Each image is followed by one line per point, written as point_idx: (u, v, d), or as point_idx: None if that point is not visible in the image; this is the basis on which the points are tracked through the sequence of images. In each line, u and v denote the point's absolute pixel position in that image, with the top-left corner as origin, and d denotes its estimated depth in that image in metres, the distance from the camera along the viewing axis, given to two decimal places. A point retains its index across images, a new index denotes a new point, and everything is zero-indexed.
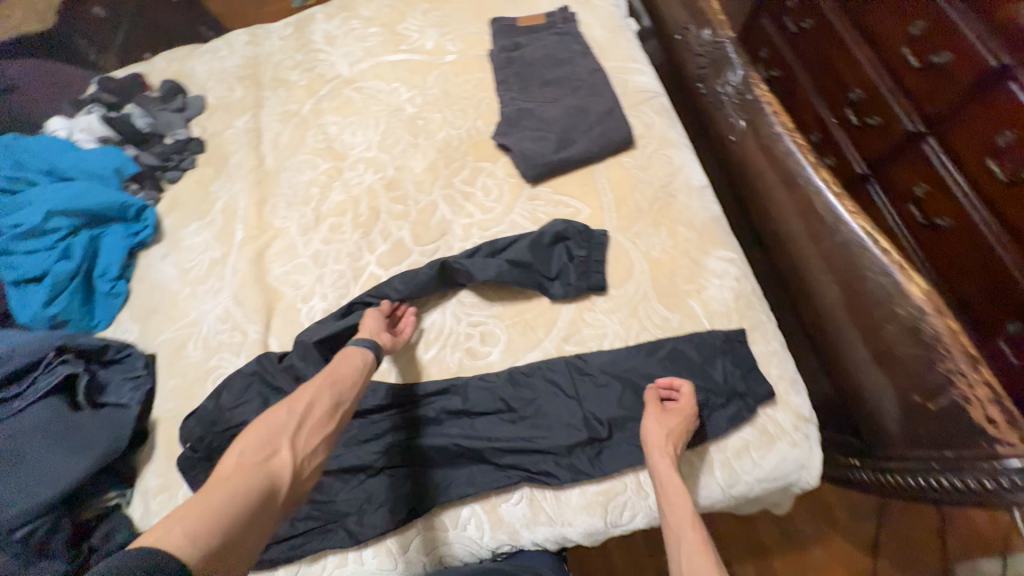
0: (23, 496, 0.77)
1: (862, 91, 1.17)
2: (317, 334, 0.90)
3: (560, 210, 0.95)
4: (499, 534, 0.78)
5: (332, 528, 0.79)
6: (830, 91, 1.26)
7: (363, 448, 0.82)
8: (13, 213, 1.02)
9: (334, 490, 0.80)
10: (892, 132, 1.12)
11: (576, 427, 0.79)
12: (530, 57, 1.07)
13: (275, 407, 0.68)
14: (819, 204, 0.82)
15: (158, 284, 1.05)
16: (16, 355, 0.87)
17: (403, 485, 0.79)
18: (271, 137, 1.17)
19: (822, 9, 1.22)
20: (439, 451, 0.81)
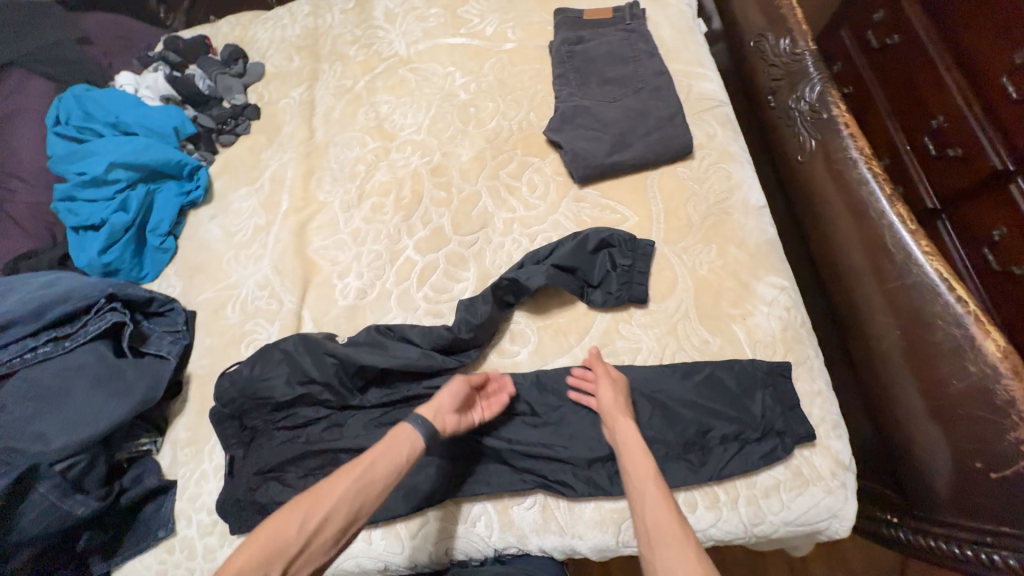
0: (64, 432, 0.80)
1: (947, 119, 0.97)
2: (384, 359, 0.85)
3: (606, 215, 0.93)
4: (508, 535, 0.79)
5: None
6: (908, 113, 1.06)
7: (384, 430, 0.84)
8: (79, 162, 1.06)
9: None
10: (975, 169, 0.93)
11: (599, 441, 0.78)
12: (593, 52, 1.02)
13: (293, 505, 0.62)
14: (890, 240, 0.76)
15: (204, 244, 1.08)
16: (70, 297, 0.90)
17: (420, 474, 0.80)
18: (324, 111, 1.18)
19: (913, 22, 1.02)
20: (459, 446, 0.82)
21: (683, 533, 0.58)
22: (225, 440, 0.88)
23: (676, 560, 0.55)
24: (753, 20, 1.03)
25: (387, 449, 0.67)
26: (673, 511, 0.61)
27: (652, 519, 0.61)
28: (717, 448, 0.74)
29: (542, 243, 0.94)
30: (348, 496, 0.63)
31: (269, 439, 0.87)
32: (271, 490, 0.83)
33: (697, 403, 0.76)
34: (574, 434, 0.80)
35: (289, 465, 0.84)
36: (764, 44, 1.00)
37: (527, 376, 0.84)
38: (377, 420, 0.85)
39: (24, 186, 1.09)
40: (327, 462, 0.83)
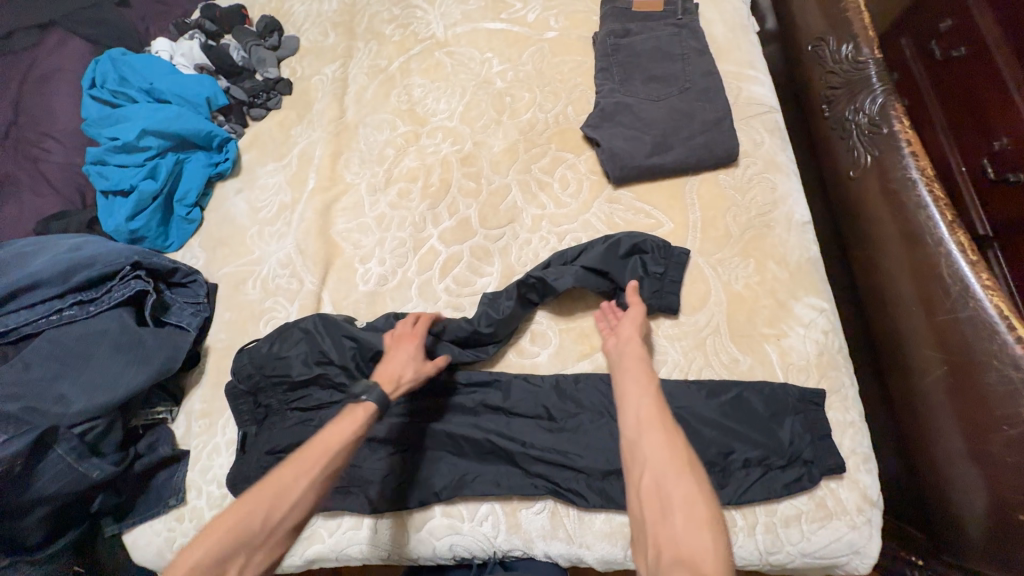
0: (83, 396, 0.81)
1: (1013, 139, 0.80)
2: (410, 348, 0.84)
3: (639, 219, 0.89)
4: (514, 538, 0.78)
5: (353, 491, 0.82)
6: (963, 125, 0.88)
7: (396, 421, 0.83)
8: (111, 126, 1.06)
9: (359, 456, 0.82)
10: None
11: (615, 453, 0.76)
12: (639, 47, 0.97)
13: (253, 498, 0.60)
14: (946, 269, 0.71)
15: (229, 217, 1.08)
16: (97, 261, 0.90)
17: (430, 468, 0.81)
18: (356, 90, 1.16)
19: (983, 31, 0.85)
20: (470, 443, 0.81)
21: (671, 426, 0.61)
22: (239, 416, 0.88)
23: (664, 446, 0.59)
24: (813, 22, 0.97)
25: (344, 439, 0.67)
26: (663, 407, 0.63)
27: (646, 411, 0.63)
28: (738, 472, 0.72)
29: (570, 243, 0.91)
30: (308, 488, 0.63)
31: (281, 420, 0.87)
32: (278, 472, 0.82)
33: (723, 424, 0.73)
34: (590, 443, 0.78)
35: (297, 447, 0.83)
36: (823, 49, 0.94)
37: (546, 379, 0.83)
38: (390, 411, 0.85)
39: (59, 147, 1.10)
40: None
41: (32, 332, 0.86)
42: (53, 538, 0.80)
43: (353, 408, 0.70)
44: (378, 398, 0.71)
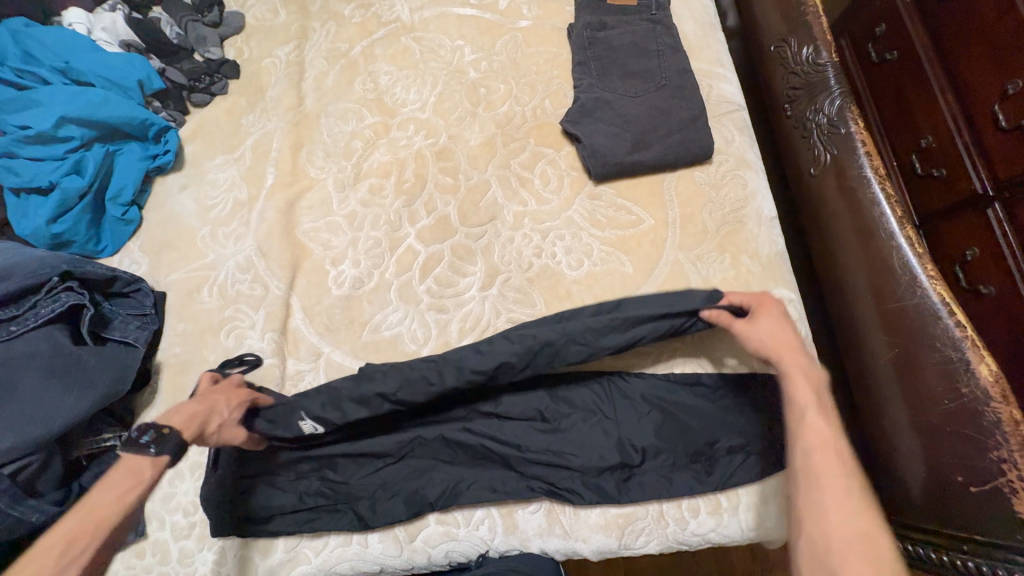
0: (12, 431, 0.70)
1: (937, 138, 0.89)
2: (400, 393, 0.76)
3: (621, 215, 0.91)
4: (511, 538, 0.79)
5: (343, 507, 0.80)
6: (894, 126, 0.97)
7: (386, 432, 0.82)
8: (19, 112, 0.90)
9: (349, 471, 0.81)
10: (956, 189, 0.86)
11: (609, 450, 0.79)
12: (616, 42, 0.97)
13: None
14: (895, 261, 0.79)
15: (174, 216, 0.97)
16: (13, 275, 0.77)
17: (421, 479, 0.81)
18: (315, 76, 1.06)
19: (913, 37, 0.92)
20: (464, 450, 0.81)
21: (846, 470, 0.61)
22: None
23: (851, 510, 0.58)
24: (775, 25, 1.00)
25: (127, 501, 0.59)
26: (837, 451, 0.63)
27: (820, 458, 0.62)
28: (722, 458, 0.79)
29: (554, 240, 0.91)
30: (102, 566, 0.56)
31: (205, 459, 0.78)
32: (258, 494, 0.80)
33: (710, 420, 0.79)
34: (584, 441, 0.80)
35: (281, 466, 0.81)
36: (785, 51, 0.98)
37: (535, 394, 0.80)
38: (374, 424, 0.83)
39: None
40: (321, 465, 0.81)
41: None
42: None
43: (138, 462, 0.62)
44: (173, 447, 0.64)
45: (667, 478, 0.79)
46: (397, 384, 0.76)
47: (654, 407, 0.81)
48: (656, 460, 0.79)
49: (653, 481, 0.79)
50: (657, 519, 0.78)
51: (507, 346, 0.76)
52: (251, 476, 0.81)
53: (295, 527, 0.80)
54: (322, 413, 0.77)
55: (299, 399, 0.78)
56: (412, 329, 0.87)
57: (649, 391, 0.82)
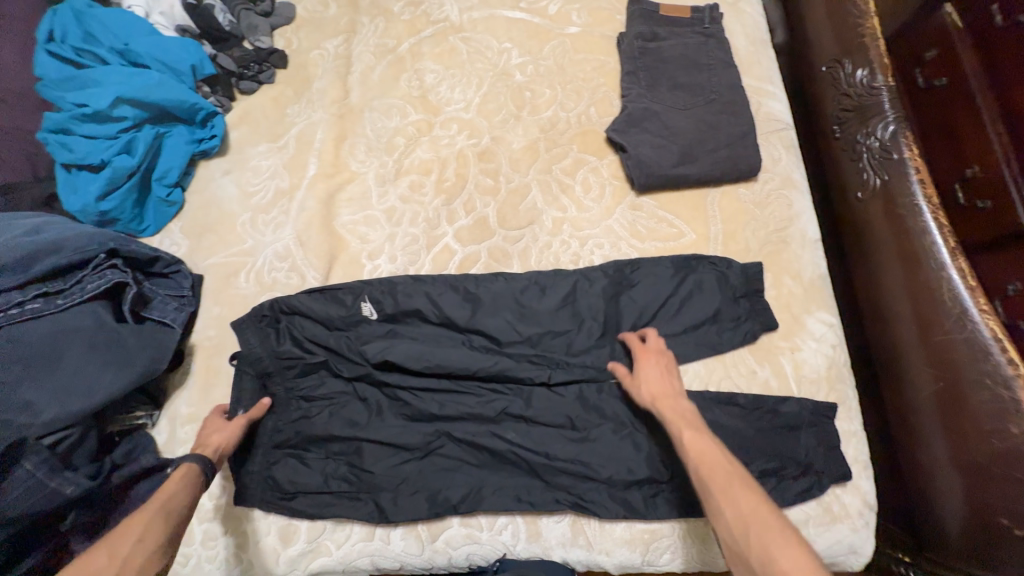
0: (55, 403, 0.71)
1: (985, 170, 0.81)
2: (445, 302, 0.87)
3: (662, 228, 0.90)
4: (533, 546, 0.78)
5: (366, 499, 0.80)
6: (938, 150, 0.89)
7: (416, 425, 0.83)
8: (77, 90, 0.91)
9: (374, 461, 0.81)
10: (1003, 221, 0.78)
11: (638, 463, 0.79)
12: (667, 53, 0.96)
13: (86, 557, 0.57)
14: (944, 293, 0.77)
15: (215, 201, 0.98)
16: (64, 248, 0.78)
17: (445, 479, 0.81)
18: (361, 70, 1.07)
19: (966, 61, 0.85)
20: (490, 453, 0.81)
21: (730, 464, 0.63)
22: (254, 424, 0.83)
23: (739, 498, 0.59)
24: (827, 46, 0.99)
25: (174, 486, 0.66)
26: (718, 453, 0.65)
27: (704, 465, 0.64)
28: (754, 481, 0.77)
29: (592, 249, 0.90)
30: (149, 556, 0.59)
31: (241, 337, 0.84)
32: (285, 472, 0.81)
33: (745, 442, 0.78)
34: (613, 454, 0.80)
35: (311, 447, 0.83)
36: (838, 72, 0.96)
37: (576, 315, 0.86)
38: (405, 415, 0.84)
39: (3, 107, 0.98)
40: (349, 451, 0.82)
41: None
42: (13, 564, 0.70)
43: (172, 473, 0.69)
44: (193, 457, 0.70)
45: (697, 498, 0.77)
46: (445, 288, 0.88)
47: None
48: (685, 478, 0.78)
49: (682, 499, 0.78)
50: (683, 538, 0.77)
51: (533, 274, 0.89)
52: (282, 454, 0.83)
53: (316, 513, 0.80)
54: (380, 299, 0.87)
55: (363, 285, 0.88)
56: (446, 329, 0.87)
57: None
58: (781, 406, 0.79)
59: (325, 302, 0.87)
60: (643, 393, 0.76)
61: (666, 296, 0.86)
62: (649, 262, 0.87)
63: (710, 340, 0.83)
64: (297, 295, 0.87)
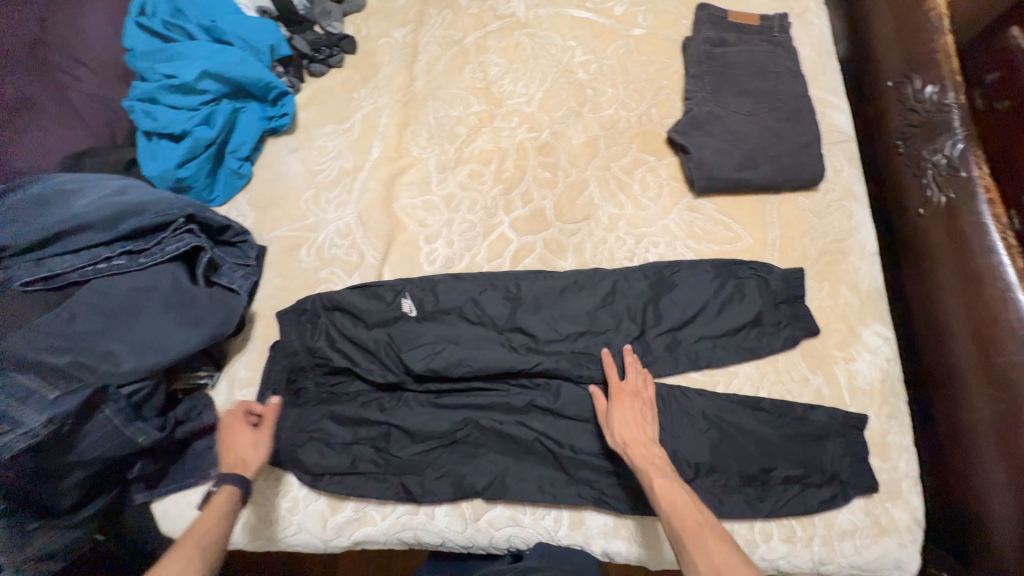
0: (134, 355, 0.72)
1: None
2: (490, 294, 0.89)
3: (719, 231, 0.90)
4: (574, 533, 0.79)
5: (393, 480, 0.82)
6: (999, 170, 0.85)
7: (439, 413, 0.84)
8: (164, 62, 0.96)
9: (399, 446, 0.83)
10: None
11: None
12: (734, 59, 0.97)
13: None
14: (1007, 313, 0.76)
15: (281, 176, 1.02)
16: (147, 210, 0.80)
17: (467, 466, 0.82)
18: (427, 60, 1.10)
19: None
20: (516, 444, 0.83)
21: (701, 515, 0.67)
22: (304, 399, 0.87)
23: (710, 551, 0.63)
24: (893, 62, 0.99)
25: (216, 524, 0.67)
26: (688, 502, 0.68)
27: (676, 515, 0.67)
28: (777, 487, 0.78)
29: (647, 246, 0.91)
30: None
31: (283, 334, 0.88)
32: (309, 453, 0.82)
33: (769, 447, 0.79)
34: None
35: (333, 427, 0.84)
36: (906, 87, 0.96)
37: (613, 317, 0.87)
38: (432, 403, 0.86)
39: (91, 77, 1.07)
40: (373, 434, 0.84)
41: (59, 282, 0.74)
42: (83, 504, 0.73)
43: (212, 499, 0.70)
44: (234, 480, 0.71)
45: (721, 498, 0.77)
46: (484, 287, 0.90)
47: (713, 426, 0.81)
48: (708, 479, 0.78)
49: (706, 498, 0.77)
50: None
51: (573, 276, 0.90)
52: (299, 436, 0.83)
53: (344, 490, 0.82)
54: (421, 296, 0.89)
55: (405, 282, 0.90)
56: (483, 327, 0.87)
57: (706, 408, 0.81)
58: (832, 415, 0.79)
59: (359, 296, 0.89)
60: (617, 436, 0.76)
61: (718, 299, 0.86)
62: (688, 267, 0.88)
63: (750, 344, 0.83)
64: (342, 291, 0.90)
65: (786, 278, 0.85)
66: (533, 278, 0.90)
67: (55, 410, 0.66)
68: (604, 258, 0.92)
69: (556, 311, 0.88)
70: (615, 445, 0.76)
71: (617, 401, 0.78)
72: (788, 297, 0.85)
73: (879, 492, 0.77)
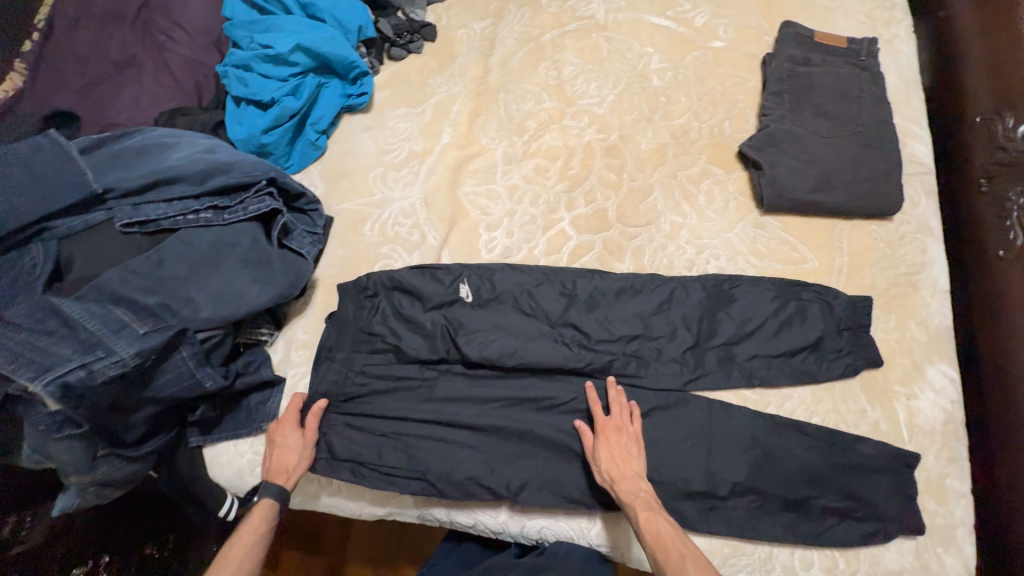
0: (211, 305, 0.76)
1: None
2: (546, 288, 0.90)
3: (785, 251, 0.89)
4: (606, 533, 0.81)
5: (417, 477, 0.81)
6: None
7: (480, 408, 0.84)
8: (262, 33, 1.02)
9: (428, 441, 0.82)
10: None
11: (697, 475, 0.78)
12: (817, 80, 0.95)
13: None
14: None
15: (354, 151, 1.05)
16: (234, 168, 0.84)
17: (499, 468, 0.81)
18: (503, 53, 1.12)
19: None
20: (548, 448, 0.82)
21: (685, 548, 0.69)
22: (338, 381, 0.85)
23: None
24: (983, 98, 0.96)
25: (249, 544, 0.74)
26: (671, 535, 0.70)
27: (660, 549, 0.69)
28: (823, 517, 0.76)
29: (708, 258, 0.91)
30: None
31: (340, 303, 0.89)
32: (339, 439, 0.82)
33: (812, 475, 0.77)
34: (673, 461, 0.79)
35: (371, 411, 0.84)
36: (995, 124, 0.92)
37: (668, 324, 0.86)
38: (469, 397, 0.85)
39: (186, 39, 1.12)
40: (407, 427, 0.83)
41: (152, 228, 0.78)
42: (147, 438, 0.77)
43: (251, 512, 0.76)
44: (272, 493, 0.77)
45: (754, 519, 0.76)
46: (540, 281, 0.90)
47: (755, 445, 0.79)
48: (743, 499, 0.77)
49: (739, 518, 0.76)
50: (766, 561, 0.75)
51: (630, 280, 0.89)
52: (339, 420, 0.84)
53: (368, 476, 0.81)
54: (478, 284, 0.90)
55: (463, 268, 0.92)
56: (536, 321, 0.88)
57: (752, 426, 0.80)
58: (889, 451, 0.77)
59: (418, 277, 0.90)
60: (603, 471, 0.76)
61: (778, 318, 0.84)
62: (749, 282, 0.87)
63: (808, 368, 0.82)
64: (404, 269, 0.91)
65: (852, 306, 0.83)
66: (589, 275, 0.90)
67: (143, 343, 0.69)
68: (662, 265, 0.92)
69: (610, 311, 0.87)
70: (602, 479, 0.76)
71: (601, 436, 0.78)
72: (851, 325, 0.83)
73: (932, 536, 0.75)
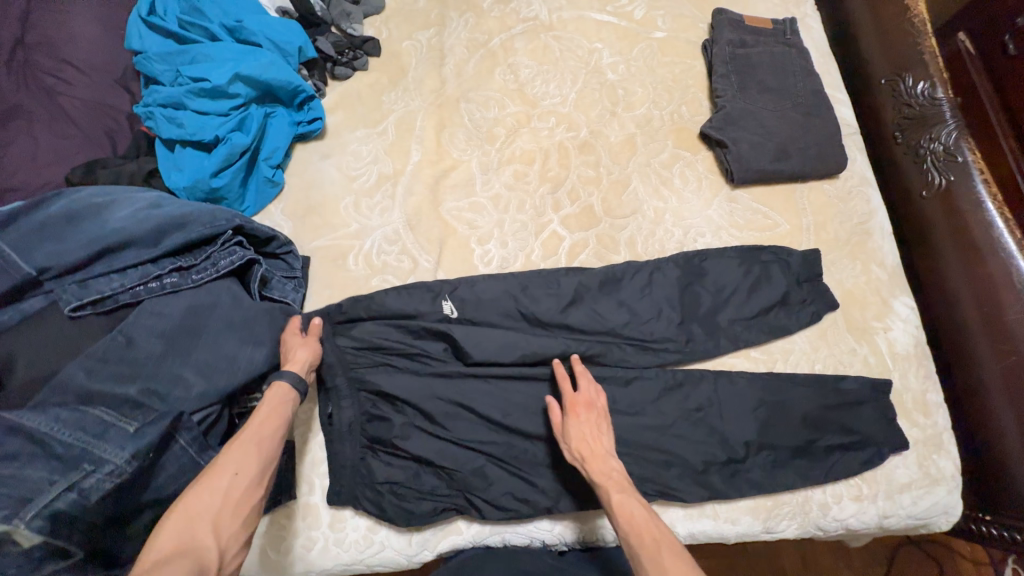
0: (202, 380, 0.67)
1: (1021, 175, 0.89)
2: (551, 284, 0.91)
3: (759, 219, 0.97)
4: (578, 527, 0.82)
5: (458, 494, 0.80)
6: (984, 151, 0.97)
7: (506, 418, 0.82)
8: (188, 65, 0.91)
9: (459, 460, 0.80)
10: None
11: (723, 446, 0.83)
12: (755, 60, 1.04)
13: (201, 485, 0.57)
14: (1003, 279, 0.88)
15: (317, 183, 0.97)
16: (193, 220, 0.73)
17: (541, 490, 0.80)
18: (456, 62, 1.09)
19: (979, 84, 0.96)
20: None
21: (660, 528, 0.65)
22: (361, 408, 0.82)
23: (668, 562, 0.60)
24: (884, 62, 1.10)
25: (281, 420, 0.65)
26: (649, 518, 0.65)
27: (633, 530, 0.65)
28: (842, 452, 0.84)
29: (695, 237, 0.96)
30: (250, 488, 0.59)
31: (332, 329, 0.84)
32: (376, 464, 0.80)
33: (816, 420, 0.85)
34: (699, 440, 0.83)
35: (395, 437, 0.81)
36: (898, 84, 1.06)
37: (673, 305, 0.90)
38: (490, 407, 0.83)
39: (82, 79, 0.96)
40: (434, 446, 0.81)
41: (111, 304, 0.67)
42: None
43: (268, 392, 0.67)
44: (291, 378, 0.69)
45: (786, 470, 0.83)
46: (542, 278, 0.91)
47: (768, 406, 0.85)
48: (768, 457, 0.83)
49: (765, 476, 0.82)
50: (803, 504, 0.82)
51: (630, 268, 0.91)
52: (368, 451, 0.81)
53: (404, 505, 0.79)
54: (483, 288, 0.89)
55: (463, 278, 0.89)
56: (544, 320, 0.87)
57: (761, 389, 0.86)
58: (880, 382, 0.86)
59: (413, 296, 0.87)
60: (574, 448, 0.73)
61: (769, 282, 0.91)
62: (738, 254, 0.93)
63: (802, 321, 0.90)
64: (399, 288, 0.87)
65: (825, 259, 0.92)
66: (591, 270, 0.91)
67: (138, 442, 0.61)
68: (653, 250, 0.95)
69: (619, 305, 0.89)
70: (570, 454, 0.74)
71: (570, 413, 0.76)
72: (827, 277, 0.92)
73: (926, 445, 0.86)
